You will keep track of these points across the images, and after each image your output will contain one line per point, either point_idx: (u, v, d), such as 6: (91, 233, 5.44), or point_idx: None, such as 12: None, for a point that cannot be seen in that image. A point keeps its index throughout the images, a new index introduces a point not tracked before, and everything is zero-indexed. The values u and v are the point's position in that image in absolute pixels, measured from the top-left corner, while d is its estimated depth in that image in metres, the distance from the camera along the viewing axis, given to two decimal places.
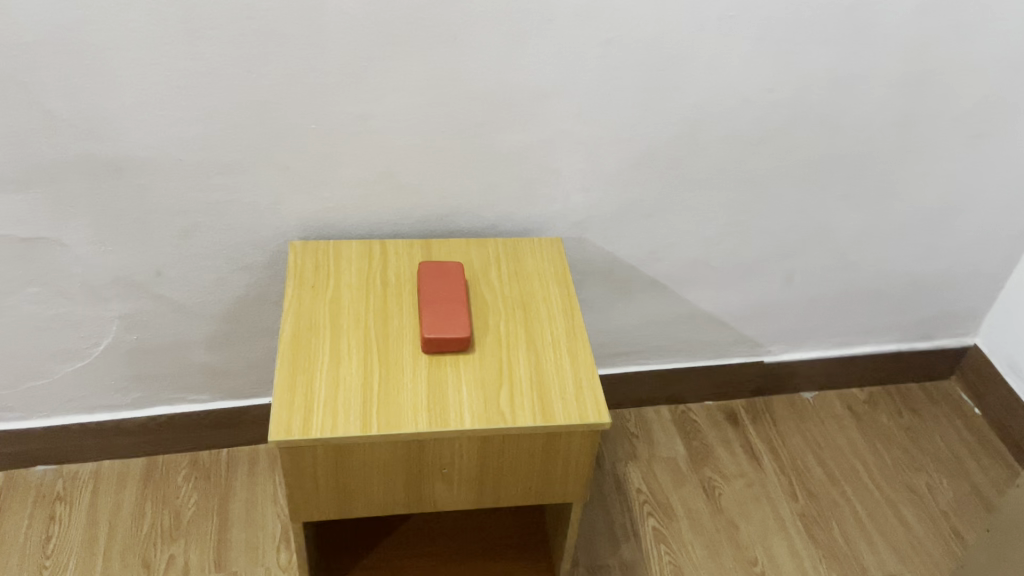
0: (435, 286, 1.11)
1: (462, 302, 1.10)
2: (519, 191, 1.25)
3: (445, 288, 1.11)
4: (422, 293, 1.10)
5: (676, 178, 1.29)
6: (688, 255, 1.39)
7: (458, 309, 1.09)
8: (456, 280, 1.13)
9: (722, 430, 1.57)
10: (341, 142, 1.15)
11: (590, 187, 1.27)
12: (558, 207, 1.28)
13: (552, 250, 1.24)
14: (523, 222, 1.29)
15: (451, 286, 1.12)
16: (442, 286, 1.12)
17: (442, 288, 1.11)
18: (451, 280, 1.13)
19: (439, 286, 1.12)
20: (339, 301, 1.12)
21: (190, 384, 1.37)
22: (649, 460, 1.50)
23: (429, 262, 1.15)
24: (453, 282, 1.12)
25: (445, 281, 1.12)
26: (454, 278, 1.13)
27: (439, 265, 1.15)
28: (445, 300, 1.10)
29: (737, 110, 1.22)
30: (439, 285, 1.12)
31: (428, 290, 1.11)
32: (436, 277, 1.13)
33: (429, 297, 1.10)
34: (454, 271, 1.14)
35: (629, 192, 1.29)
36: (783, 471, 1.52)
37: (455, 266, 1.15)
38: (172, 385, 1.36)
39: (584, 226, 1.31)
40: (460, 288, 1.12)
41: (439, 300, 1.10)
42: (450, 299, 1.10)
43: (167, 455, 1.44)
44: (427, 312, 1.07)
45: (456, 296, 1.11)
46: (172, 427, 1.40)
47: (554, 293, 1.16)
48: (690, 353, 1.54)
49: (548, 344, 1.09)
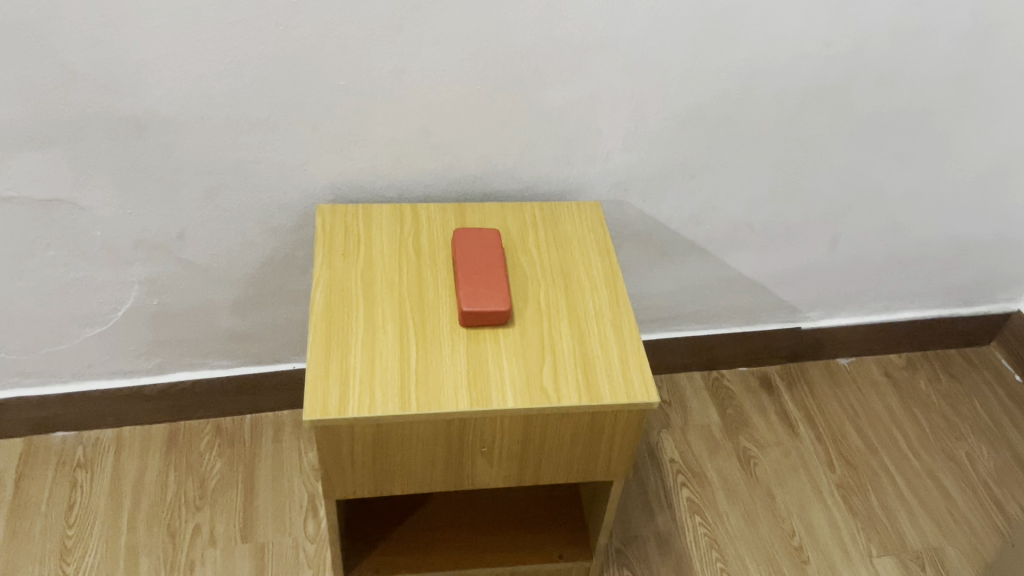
0: (472, 255, 1.06)
1: (501, 272, 1.04)
2: (558, 151, 1.19)
3: (482, 258, 1.06)
4: (459, 263, 1.05)
5: (724, 138, 1.22)
6: (731, 218, 1.33)
7: (497, 280, 1.03)
8: (494, 248, 1.07)
9: (757, 397, 1.52)
10: (374, 99, 1.08)
11: (633, 146, 1.20)
12: (598, 168, 1.22)
13: (591, 214, 1.18)
14: (562, 184, 1.23)
15: (489, 255, 1.06)
16: (479, 256, 1.06)
17: (479, 258, 1.06)
18: (488, 248, 1.07)
19: (476, 255, 1.06)
20: (371, 268, 1.07)
21: (212, 349, 1.32)
22: (683, 429, 1.46)
23: (465, 229, 1.09)
24: (490, 251, 1.07)
25: (482, 250, 1.07)
26: (492, 247, 1.07)
27: (475, 231, 1.09)
28: (483, 271, 1.04)
29: (791, 65, 1.15)
30: (476, 254, 1.06)
31: (465, 260, 1.05)
32: (472, 245, 1.07)
33: (466, 267, 1.04)
34: (491, 238, 1.09)
35: (673, 152, 1.22)
36: (821, 440, 1.47)
37: (492, 233, 1.09)
38: (195, 351, 1.32)
39: (625, 188, 1.25)
40: (499, 257, 1.07)
41: (477, 271, 1.04)
42: (488, 269, 1.05)
43: (190, 420, 1.40)
44: (464, 284, 1.02)
45: (495, 266, 1.05)
46: (194, 393, 1.36)
47: (596, 261, 1.10)
48: (727, 318, 1.48)
49: (591, 316, 1.04)
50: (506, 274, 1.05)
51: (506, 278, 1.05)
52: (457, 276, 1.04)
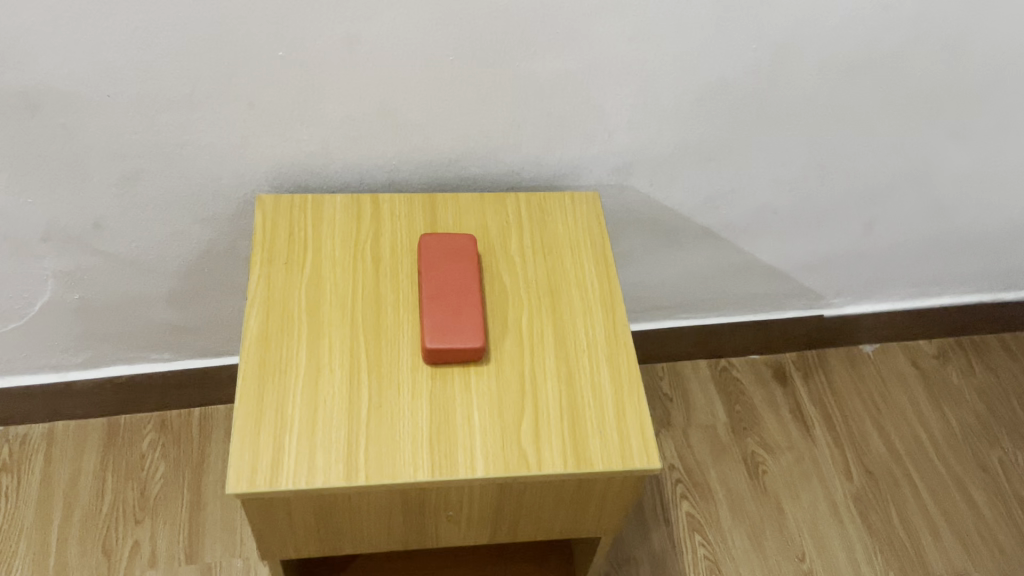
0: (440, 271, 0.88)
1: (475, 295, 0.86)
2: (550, 131, 0.98)
3: (453, 275, 0.88)
4: (424, 282, 0.87)
5: (751, 115, 1.01)
6: (753, 202, 1.13)
7: (470, 306, 0.86)
8: (468, 262, 0.89)
9: (769, 391, 1.36)
10: (321, 73, 0.87)
11: (641, 125, 1.00)
12: (597, 149, 1.02)
13: (588, 210, 0.98)
14: (553, 168, 1.03)
15: (461, 271, 0.88)
16: (449, 271, 0.88)
17: (449, 275, 0.88)
18: (462, 262, 0.89)
19: (446, 272, 0.88)
20: (319, 283, 0.88)
21: (150, 342, 1.15)
22: (685, 430, 1.31)
23: (433, 235, 0.90)
24: (463, 265, 0.89)
25: (453, 264, 0.88)
26: (465, 260, 0.89)
27: (445, 237, 0.90)
28: (453, 294, 0.86)
29: (839, 32, 0.93)
30: (445, 270, 0.88)
31: (431, 278, 0.87)
32: (442, 257, 0.89)
33: (433, 289, 0.86)
34: (465, 248, 0.90)
35: (690, 132, 1.02)
36: (839, 443, 1.32)
37: (466, 240, 0.91)
38: (130, 344, 1.15)
39: (629, 171, 1.05)
40: (474, 273, 0.88)
41: (446, 294, 0.86)
42: (459, 291, 0.87)
43: (132, 413, 1.25)
44: (429, 313, 0.85)
45: (468, 287, 0.87)
46: (134, 387, 1.20)
47: (591, 276, 0.92)
48: (740, 305, 1.31)
49: (583, 351, 0.86)
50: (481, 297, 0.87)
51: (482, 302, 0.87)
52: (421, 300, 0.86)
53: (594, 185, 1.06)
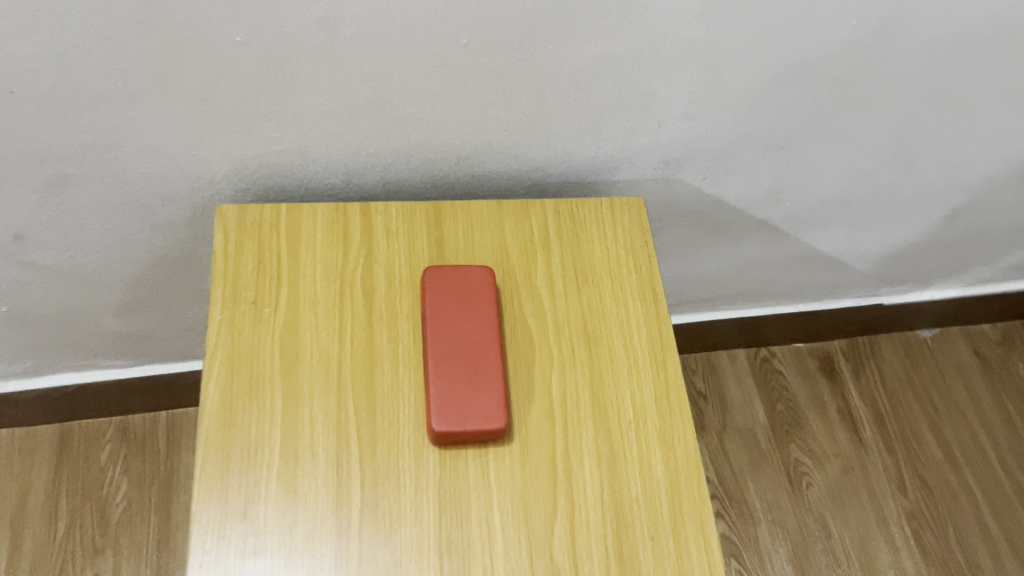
0: (450, 320, 0.70)
1: (495, 355, 0.69)
2: (585, 123, 0.78)
3: (467, 325, 0.70)
4: (430, 335, 0.69)
5: (837, 101, 0.81)
6: (822, 193, 0.94)
7: (488, 370, 0.68)
8: (484, 307, 0.71)
9: (815, 388, 1.20)
10: (292, 61, 0.66)
11: (699, 114, 0.79)
12: (642, 142, 0.82)
13: (630, 223, 0.79)
14: (587, 162, 0.83)
15: (476, 320, 0.70)
16: (460, 320, 0.70)
17: (461, 325, 0.70)
18: (477, 306, 0.71)
19: (457, 320, 0.70)
20: (296, 332, 0.70)
21: (101, 350, 0.98)
22: (721, 434, 1.15)
23: (440, 270, 0.72)
24: (480, 311, 0.71)
25: (466, 310, 0.71)
26: (481, 304, 0.71)
27: (455, 272, 0.72)
28: (467, 353, 0.69)
29: (969, 7, 0.71)
30: (455, 317, 0.70)
31: (439, 330, 0.69)
32: (451, 301, 0.71)
33: (442, 346, 0.69)
34: (480, 286, 0.72)
35: (759, 120, 0.82)
36: (891, 449, 1.17)
37: (482, 275, 0.72)
38: (78, 352, 0.97)
39: (678, 164, 0.85)
40: (492, 322, 0.70)
41: (458, 352, 0.69)
42: (473, 348, 0.69)
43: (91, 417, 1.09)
44: (438, 380, 0.67)
45: (485, 341, 0.69)
46: (87, 395, 1.03)
47: (636, 317, 0.74)
48: (789, 293, 1.13)
49: (628, 423, 0.69)
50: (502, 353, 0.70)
51: (503, 361, 0.70)
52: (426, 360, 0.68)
53: (635, 179, 0.87)
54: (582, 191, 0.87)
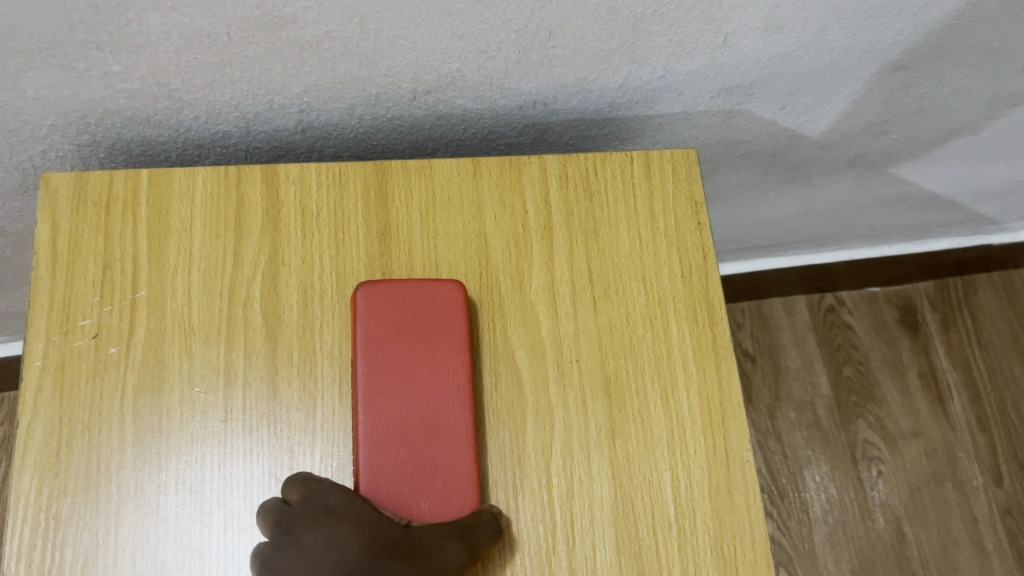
0: (397, 374, 0.45)
1: (465, 431, 0.44)
2: (610, 41, 0.50)
3: (422, 380, 0.45)
4: (364, 400, 0.44)
5: (1008, 4, 0.52)
6: (945, 122, 0.66)
7: (455, 460, 0.44)
8: (450, 348, 0.46)
9: (892, 346, 0.96)
10: None
11: (791, 23, 0.51)
12: (698, 64, 0.54)
13: (674, 193, 0.52)
14: (610, 93, 0.55)
15: (437, 371, 0.45)
16: (413, 373, 0.45)
17: (414, 381, 0.45)
18: (439, 349, 0.46)
19: (408, 373, 0.45)
20: (160, 388, 0.46)
21: None
22: (771, 410, 0.92)
23: (382, 287, 0.46)
24: (443, 356, 0.46)
25: (421, 355, 0.45)
26: (446, 343, 0.46)
27: (406, 291, 0.46)
28: (423, 430, 0.44)
29: None
30: (405, 369, 0.45)
31: (379, 392, 0.45)
32: (399, 340, 0.46)
33: (383, 418, 0.44)
34: (446, 315, 0.46)
35: (879, 31, 0.53)
36: (985, 427, 0.93)
37: (449, 295, 0.47)
38: None
39: (748, 91, 0.58)
40: (463, 375, 0.46)
41: (407, 429, 0.44)
42: (432, 420, 0.44)
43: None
44: (375, 479, 0.43)
45: (449, 409, 0.45)
46: None
47: (683, 352, 0.49)
48: (870, 228, 0.87)
49: (667, 528, 0.45)
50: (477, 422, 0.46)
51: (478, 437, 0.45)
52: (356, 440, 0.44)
53: (681, 112, 0.59)
54: (602, 130, 0.60)
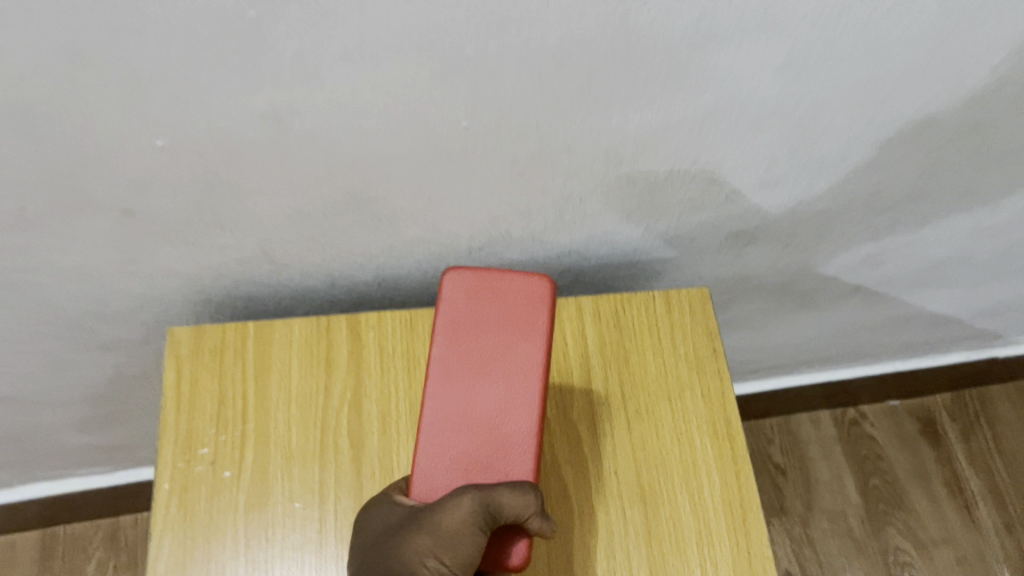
0: (472, 364, 0.50)
1: (534, 420, 0.49)
2: (631, 201, 0.60)
3: (499, 366, 0.50)
4: (438, 386, 0.50)
5: (967, 156, 0.62)
6: (934, 253, 0.75)
7: (513, 463, 0.49)
8: (531, 341, 0.50)
9: (916, 457, 1.02)
10: (235, 163, 0.50)
11: (781, 180, 0.61)
12: (706, 216, 0.64)
13: (692, 323, 0.61)
14: (634, 242, 0.65)
15: (513, 360, 0.50)
16: (488, 366, 0.50)
17: (488, 377, 0.50)
18: (515, 349, 0.50)
19: (483, 368, 0.50)
20: (265, 506, 0.55)
21: (84, 461, 0.90)
22: (805, 520, 0.98)
23: (466, 274, 0.51)
24: (520, 355, 0.50)
25: (505, 342, 0.50)
26: (522, 343, 0.50)
27: (495, 285, 0.51)
28: (488, 427, 0.49)
29: None
30: (481, 360, 0.50)
31: (454, 382, 0.50)
32: (478, 327, 0.50)
33: (453, 407, 0.50)
34: (528, 312, 0.50)
35: (859, 183, 0.63)
36: (1012, 532, 0.97)
37: (534, 289, 0.51)
38: (59, 464, 0.89)
39: (753, 235, 0.68)
40: (536, 381, 0.50)
41: (474, 424, 0.49)
42: (498, 424, 0.49)
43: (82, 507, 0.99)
44: (438, 458, 0.49)
45: (521, 396, 0.50)
46: (78, 501, 0.97)
47: (706, 461, 0.57)
48: (883, 347, 0.95)
49: None
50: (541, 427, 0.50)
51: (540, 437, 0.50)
52: (425, 417, 0.50)
53: (697, 254, 0.69)
54: (630, 272, 0.70)
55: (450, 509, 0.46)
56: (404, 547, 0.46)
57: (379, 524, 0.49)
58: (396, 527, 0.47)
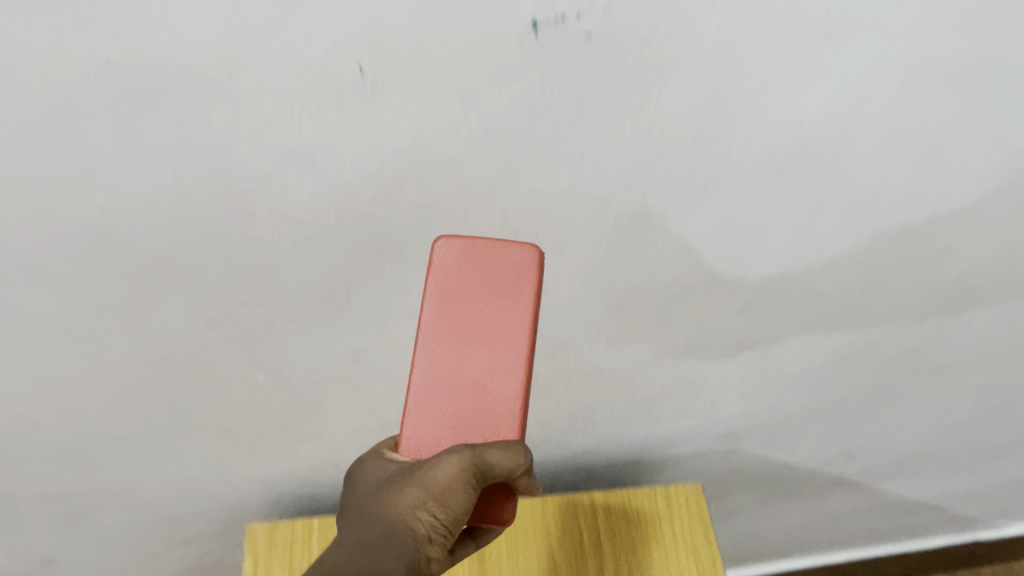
0: (462, 332, 0.54)
1: (516, 399, 0.53)
2: (631, 412, 0.73)
3: (484, 350, 0.53)
4: (431, 339, 0.54)
5: (911, 373, 0.74)
6: (903, 450, 0.86)
7: (500, 423, 0.53)
8: (512, 302, 0.53)
9: None
10: (316, 392, 0.64)
11: (756, 394, 0.74)
12: (696, 422, 0.76)
13: (688, 515, 0.72)
14: (637, 444, 0.78)
15: (495, 346, 0.53)
16: (475, 331, 0.54)
17: (478, 342, 0.53)
18: (503, 304, 0.53)
19: (473, 331, 0.54)
20: None
21: None
22: None
23: (456, 242, 0.52)
24: (507, 319, 0.53)
25: (487, 311, 0.54)
26: (510, 302, 0.53)
27: (479, 254, 0.53)
28: (475, 387, 0.53)
29: None
30: (471, 324, 0.54)
31: (446, 343, 0.53)
32: (466, 291, 0.54)
33: (443, 370, 0.53)
34: (516, 272, 0.53)
35: (821, 395, 0.76)
36: None
37: (518, 262, 0.52)
38: None
39: (739, 437, 0.80)
40: (522, 343, 0.53)
41: (465, 392, 0.53)
42: (484, 383, 0.53)
43: None
44: (428, 419, 0.54)
45: (505, 380, 0.53)
46: None
47: None
48: (879, 531, 1.04)
49: None
50: (528, 377, 0.53)
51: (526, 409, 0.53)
52: (416, 380, 0.54)
53: (693, 453, 0.81)
54: (637, 469, 0.82)
55: (441, 466, 0.48)
56: (396, 501, 0.49)
57: (372, 477, 0.53)
58: (387, 485, 0.50)
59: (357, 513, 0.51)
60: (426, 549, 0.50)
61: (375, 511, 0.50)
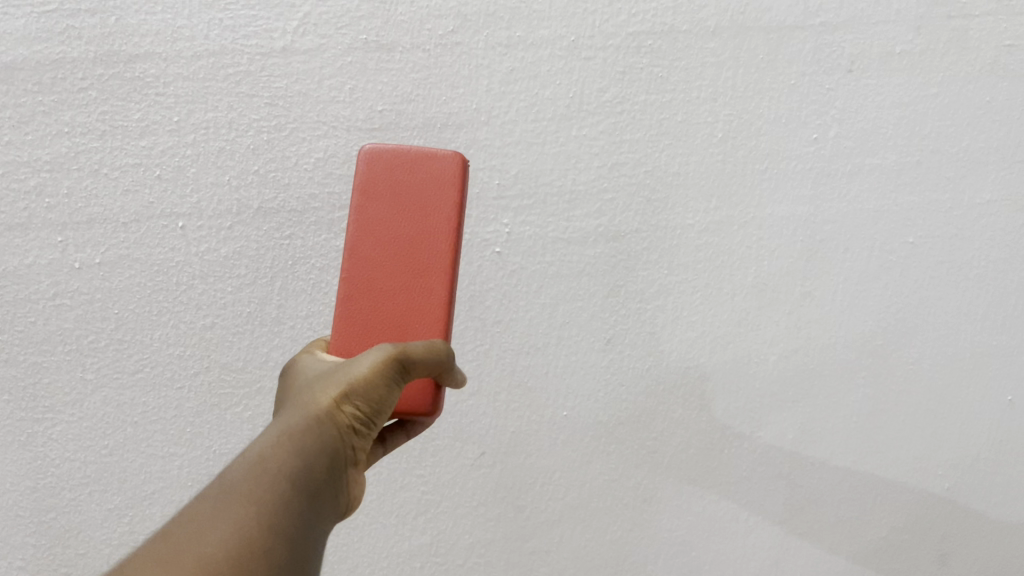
0: (383, 244, 0.44)
1: (440, 295, 0.44)
2: None
3: (405, 254, 0.44)
4: (348, 241, 0.44)
5: None
6: None
7: (421, 331, 0.43)
8: (436, 209, 0.44)
9: None
10: None
11: None
12: None
13: None
14: None
15: (415, 243, 0.44)
16: (397, 240, 0.44)
17: (403, 256, 0.44)
18: (425, 197, 0.44)
19: (393, 247, 0.44)
20: None
21: None
22: None
23: (380, 148, 0.44)
24: (426, 226, 0.44)
25: (409, 213, 0.44)
26: (431, 208, 0.44)
27: (404, 158, 0.44)
28: (400, 295, 0.43)
29: None
30: (389, 235, 0.44)
31: (368, 254, 0.44)
32: (383, 204, 0.44)
33: (361, 276, 0.44)
34: (438, 182, 0.44)
35: None
36: None
37: (442, 169, 0.44)
38: None
39: None
40: (444, 247, 0.44)
41: (383, 287, 0.44)
42: (411, 287, 0.43)
43: None
44: (351, 332, 0.44)
45: (429, 280, 0.43)
46: None
47: None
48: None
49: None
50: (456, 277, 0.44)
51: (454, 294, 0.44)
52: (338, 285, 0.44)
53: None
54: None
55: (362, 359, 0.40)
56: (318, 395, 0.41)
57: (308, 370, 0.43)
58: (304, 394, 0.42)
59: (284, 406, 0.43)
60: (353, 456, 0.42)
61: (295, 404, 0.41)
